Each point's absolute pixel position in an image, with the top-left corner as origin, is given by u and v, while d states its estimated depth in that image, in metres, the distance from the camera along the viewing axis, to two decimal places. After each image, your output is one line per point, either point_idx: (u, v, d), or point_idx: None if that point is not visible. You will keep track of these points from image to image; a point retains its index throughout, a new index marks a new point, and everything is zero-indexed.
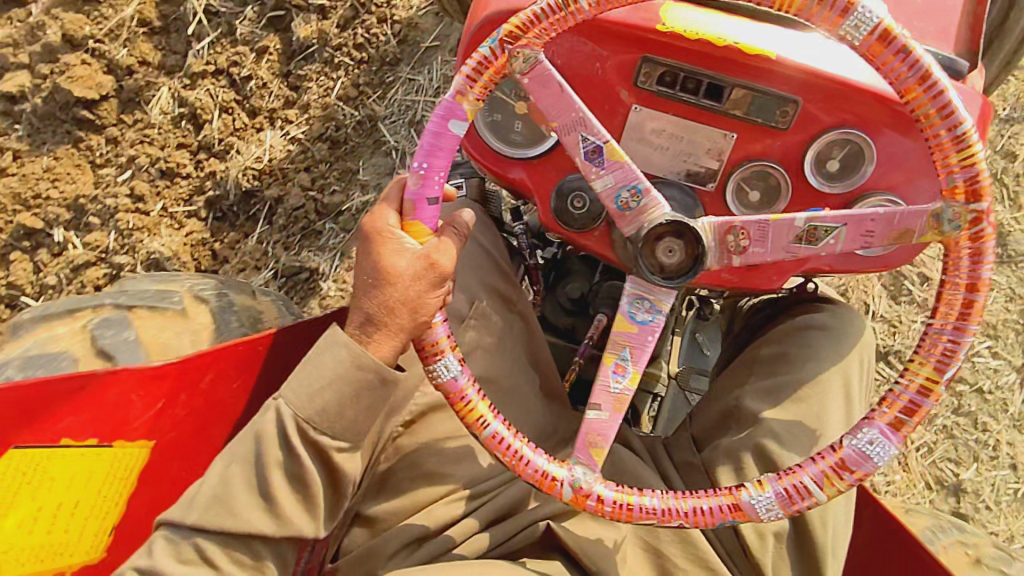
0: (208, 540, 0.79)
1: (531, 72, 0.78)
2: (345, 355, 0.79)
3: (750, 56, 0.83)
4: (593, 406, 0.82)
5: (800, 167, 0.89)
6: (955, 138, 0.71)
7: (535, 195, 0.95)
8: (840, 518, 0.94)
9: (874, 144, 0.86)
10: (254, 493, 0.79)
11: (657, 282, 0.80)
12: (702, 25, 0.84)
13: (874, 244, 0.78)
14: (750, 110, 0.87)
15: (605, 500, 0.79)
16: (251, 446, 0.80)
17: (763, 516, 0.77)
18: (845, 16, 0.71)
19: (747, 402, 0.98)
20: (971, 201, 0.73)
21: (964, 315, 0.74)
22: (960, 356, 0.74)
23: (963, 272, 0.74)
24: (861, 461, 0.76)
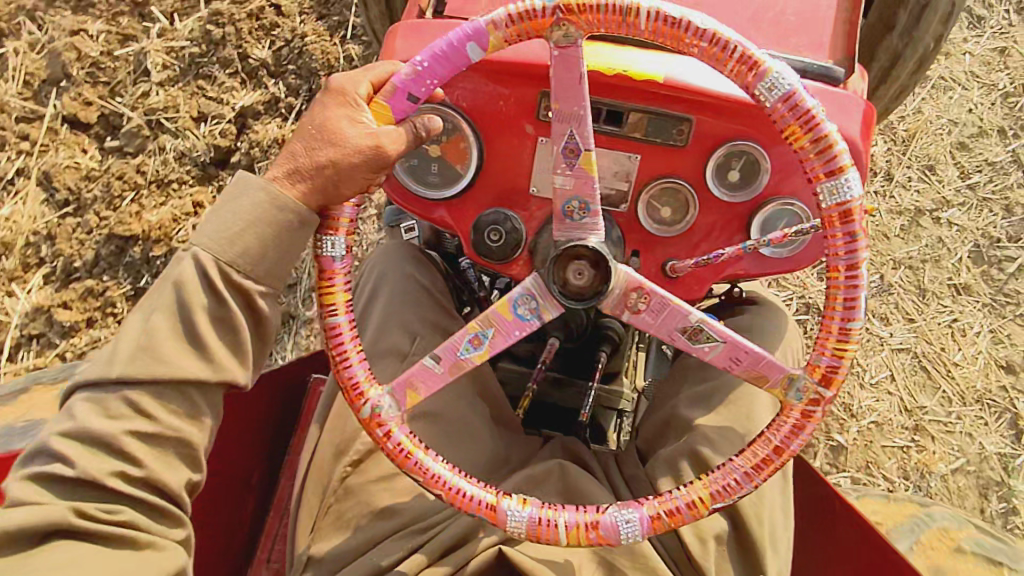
0: (136, 391, 0.76)
1: (564, 49, 0.77)
2: (262, 197, 0.78)
3: (641, 81, 0.87)
4: (433, 356, 0.85)
5: (704, 180, 0.92)
6: (843, 328, 0.78)
7: (459, 232, 0.99)
8: (779, 516, 0.95)
9: (767, 154, 0.90)
10: (179, 338, 0.77)
11: (554, 293, 0.83)
12: (592, 58, 0.88)
13: (733, 370, 0.83)
14: (648, 132, 0.91)
15: (391, 437, 0.85)
16: (171, 293, 0.77)
17: (508, 527, 0.81)
18: (828, 177, 0.75)
19: (681, 410, 1.01)
20: (822, 384, 0.79)
21: (758, 467, 0.81)
22: (736, 497, 0.81)
23: (781, 434, 0.81)
24: (613, 535, 0.81)
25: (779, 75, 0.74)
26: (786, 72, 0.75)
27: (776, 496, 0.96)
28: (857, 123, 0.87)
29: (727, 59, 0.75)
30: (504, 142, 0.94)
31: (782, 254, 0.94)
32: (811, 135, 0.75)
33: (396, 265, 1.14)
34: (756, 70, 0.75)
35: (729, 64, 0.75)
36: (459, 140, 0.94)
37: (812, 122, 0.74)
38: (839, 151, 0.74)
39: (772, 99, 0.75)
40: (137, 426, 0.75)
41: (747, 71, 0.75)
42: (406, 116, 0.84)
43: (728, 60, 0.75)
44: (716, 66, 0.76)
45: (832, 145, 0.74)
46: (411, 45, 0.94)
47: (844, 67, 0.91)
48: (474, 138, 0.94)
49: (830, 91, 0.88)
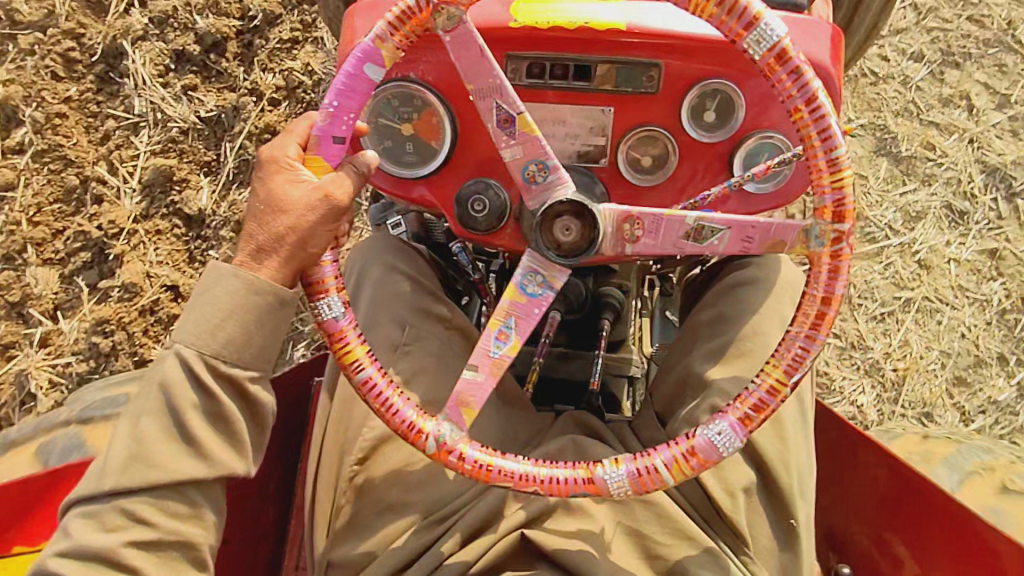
0: (134, 499, 0.78)
1: (453, 31, 0.81)
2: (238, 285, 0.78)
3: (605, 32, 0.86)
4: (470, 366, 0.83)
5: (681, 125, 0.92)
6: (830, 160, 0.76)
7: (442, 208, 0.98)
8: (805, 456, 0.93)
9: (741, 89, 0.89)
10: (174, 440, 0.79)
11: (552, 259, 0.82)
12: (552, 14, 0.87)
13: (752, 250, 0.81)
14: (619, 82, 0.90)
15: (466, 457, 0.80)
16: (158, 396, 0.79)
17: (612, 491, 0.78)
18: (749, 30, 0.75)
19: (695, 367, 1.00)
20: (837, 221, 0.77)
21: (816, 325, 0.78)
22: (807, 364, 0.78)
23: (821, 286, 0.78)
24: (711, 452, 0.78)
25: None
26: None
27: (799, 434, 0.93)
28: (827, 45, 0.86)
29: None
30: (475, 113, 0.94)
31: (764, 192, 0.92)
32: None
33: (374, 254, 1.09)
34: None
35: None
36: (430, 115, 0.93)
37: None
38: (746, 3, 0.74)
39: None
40: (135, 535, 0.77)
41: None
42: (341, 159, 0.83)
43: None
44: None
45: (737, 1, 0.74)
46: (369, 24, 0.92)
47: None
48: (445, 110, 0.93)
49: (795, 18, 0.87)
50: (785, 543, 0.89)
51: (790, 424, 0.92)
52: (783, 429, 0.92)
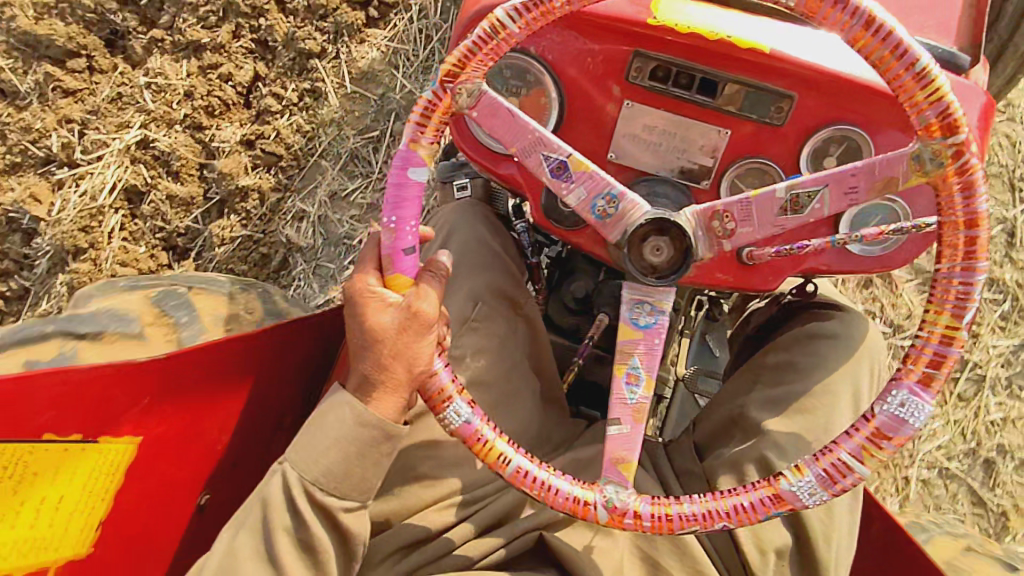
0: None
1: (477, 104, 0.77)
2: (349, 415, 0.78)
3: (743, 50, 0.81)
4: (613, 421, 0.80)
5: (798, 164, 0.86)
6: (917, 76, 0.67)
7: (528, 192, 0.94)
8: (844, 530, 0.90)
9: (872, 140, 0.83)
10: (260, 556, 0.79)
11: (652, 284, 0.78)
12: (692, 19, 0.82)
13: (861, 200, 0.76)
14: (745, 105, 0.84)
15: (644, 515, 0.77)
16: (258, 513, 0.80)
17: (807, 502, 0.75)
18: None
19: (750, 412, 0.96)
20: (949, 135, 0.68)
21: (970, 253, 0.70)
22: (975, 298, 0.70)
23: (959, 210, 0.70)
24: (899, 429, 0.72)
25: None
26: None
27: (847, 516, 0.90)
28: (977, 115, 0.80)
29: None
30: (586, 102, 0.89)
31: (869, 252, 0.88)
32: None
33: (464, 224, 1.10)
34: None
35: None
36: (539, 95, 0.89)
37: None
38: None
39: None
40: None
41: None
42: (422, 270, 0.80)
43: None
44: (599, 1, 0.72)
45: None
46: None
47: (971, 55, 0.83)
48: (557, 94, 0.88)
49: (950, 78, 0.80)
50: None
51: (840, 504, 0.90)
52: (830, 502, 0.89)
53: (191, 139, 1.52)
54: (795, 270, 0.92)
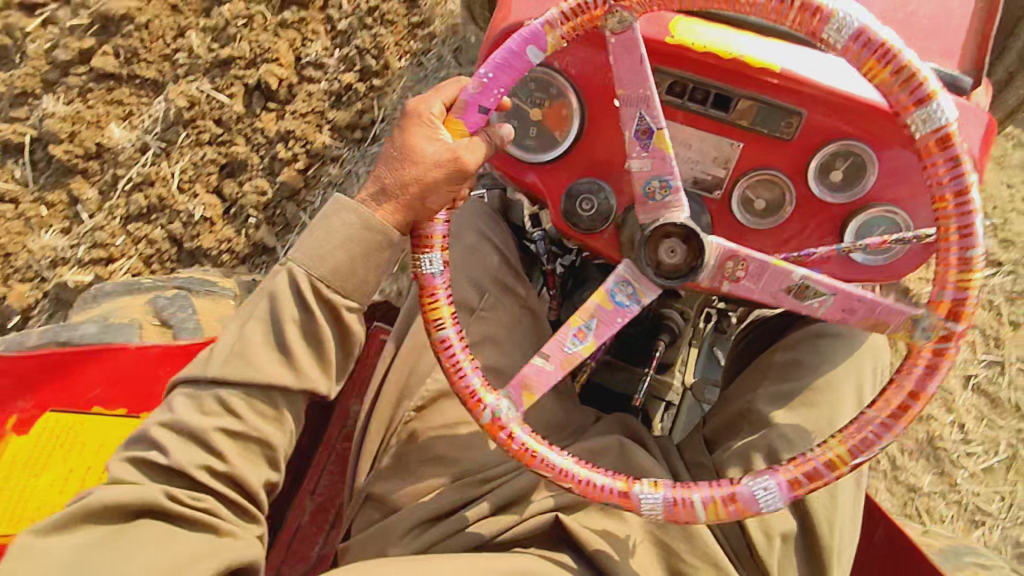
0: (231, 390, 0.85)
1: (621, 34, 0.80)
2: (354, 219, 0.83)
3: (755, 69, 0.86)
4: (541, 354, 0.84)
5: (804, 177, 0.91)
6: (963, 258, 0.72)
7: (548, 197, 1.00)
8: (847, 519, 0.94)
9: (876, 157, 0.88)
10: (270, 346, 0.86)
11: (648, 275, 0.83)
12: (707, 38, 0.87)
13: (849, 321, 0.81)
14: (756, 121, 0.90)
15: (514, 438, 0.82)
16: (266, 305, 0.86)
17: (644, 510, 0.79)
18: (917, 106, 0.72)
19: (759, 405, 1.00)
20: (951, 319, 0.73)
21: (895, 415, 0.75)
22: (874, 452, 0.76)
23: (948, 297, 0.73)
24: (752, 504, 0.77)
25: (845, 13, 0.72)
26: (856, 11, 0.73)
27: (849, 507, 0.95)
28: (979, 135, 0.84)
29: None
30: (606, 113, 0.95)
31: (874, 262, 0.92)
32: (891, 66, 0.72)
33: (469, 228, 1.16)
34: (821, 14, 0.73)
35: (790, 15, 0.74)
36: (561, 106, 0.95)
37: (887, 51, 0.72)
38: (925, 78, 0.71)
39: (843, 38, 0.72)
40: (226, 425, 0.84)
41: (811, 16, 0.73)
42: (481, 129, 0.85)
43: (788, 12, 0.74)
44: (777, 19, 0.75)
45: (916, 74, 0.71)
46: (527, 7, 0.94)
47: (973, 78, 0.88)
48: (579, 107, 0.94)
49: (953, 100, 0.85)
50: None
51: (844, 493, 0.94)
52: (834, 488, 0.93)
53: (212, 168, 1.65)
54: None
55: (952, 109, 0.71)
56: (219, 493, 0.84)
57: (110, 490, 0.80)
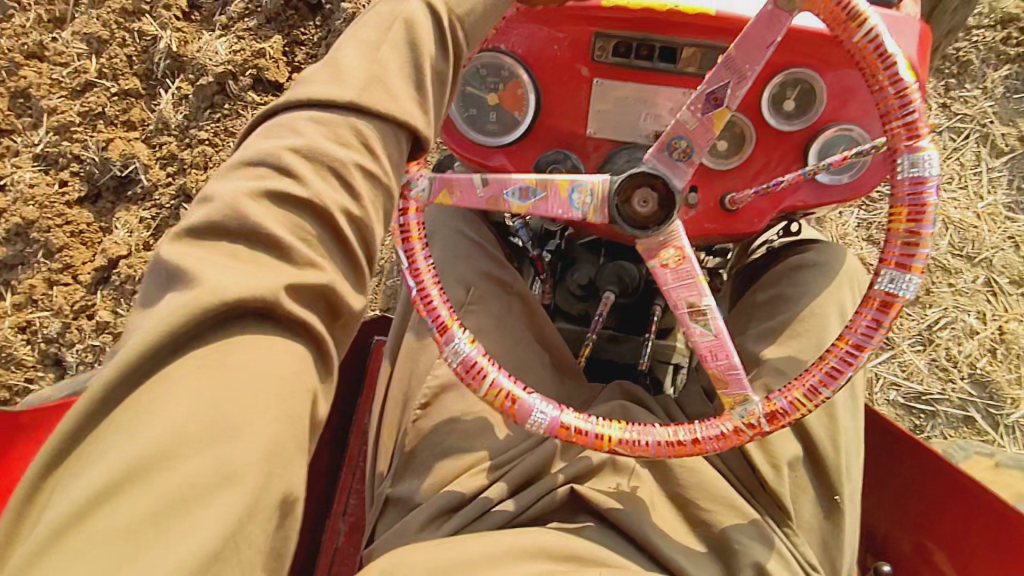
0: (367, 122, 0.66)
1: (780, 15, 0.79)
2: None
3: (694, 16, 0.88)
4: (484, 176, 0.84)
5: (760, 112, 0.94)
6: (812, 391, 0.81)
7: (518, 177, 1.02)
8: (852, 443, 0.96)
9: (822, 80, 0.91)
10: (408, 79, 0.69)
11: (611, 201, 0.83)
12: None
13: (706, 364, 0.86)
14: (702, 66, 0.93)
15: (405, 216, 0.83)
16: (400, 31, 0.70)
17: (447, 352, 0.83)
18: (903, 270, 0.77)
19: (748, 344, 1.01)
20: (768, 421, 0.82)
21: (670, 445, 0.83)
22: (618, 448, 0.83)
23: (790, 394, 0.82)
24: (525, 414, 0.82)
25: (928, 157, 0.77)
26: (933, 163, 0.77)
27: (851, 420, 0.96)
28: (915, 41, 0.88)
29: (887, 79, 0.78)
30: (559, 86, 0.97)
31: (839, 182, 0.95)
32: (913, 219, 0.77)
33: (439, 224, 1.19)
34: (914, 135, 0.77)
35: (893, 123, 0.78)
36: (515, 87, 0.97)
37: (921, 211, 0.77)
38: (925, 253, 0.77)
39: (903, 165, 0.77)
40: (361, 161, 0.65)
41: (906, 128, 0.77)
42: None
43: (894, 114, 0.77)
44: (879, 102, 0.78)
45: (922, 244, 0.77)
46: None
47: None
48: (531, 82, 0.96)
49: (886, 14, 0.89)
50: (828, 520, 0.92)
51: (843, 406, 0.96)
52: (833, 410, 0.95)
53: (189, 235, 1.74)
54: (777, 210, 1.00)
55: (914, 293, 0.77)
56: (340, 256, 0.64)
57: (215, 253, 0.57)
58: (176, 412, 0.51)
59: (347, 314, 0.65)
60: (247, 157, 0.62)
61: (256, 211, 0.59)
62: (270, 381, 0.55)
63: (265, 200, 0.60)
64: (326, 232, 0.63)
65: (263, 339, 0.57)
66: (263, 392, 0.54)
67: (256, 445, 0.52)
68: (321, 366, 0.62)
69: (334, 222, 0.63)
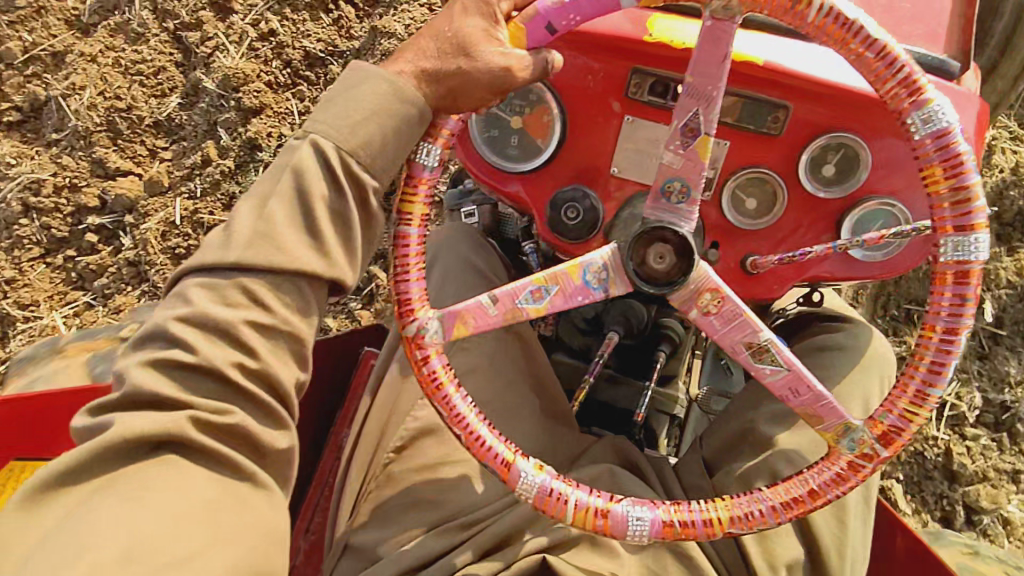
0: (254, 277, 0.67)
1: (718, 27, 0.73)
2: (386, 88, 0.71)
3: (739, 63, 0.83)
4: (492, 296, 0.78)
5: (797, 173, 0.88)
6: (919, 390, 0.72)
7: (532, 207, 0.97)
8: (858, 547, 0.90)
9: (868, 148, 0.84)
10: (299, 223, 0.69)
11: (627, 269, 0.77)
12: (685, 35, 0.85)
13: (790, 402, 0.78)
14: (741, 117, 0.87)
15: (428, 363, 0.79)
16: (289, 178, 0.70)
17: (518, 488, 0.76)
18: (958, 230, 0.68)
19: (760, 427, 0.96)
20: (881, 442, 0.74)
21: (788, 505, 0.76)
22: (744, 528, 0.76)
23: (895, 410, 0.73)
24: (620, 525, 0.74)
25: (939, 106, 0.68)
26: (947, 107, 0.68)
27: (860, 523, 0.90)
28: (974, 119, 0.81)
29: (861, 47, 0.68)
30: (586, 119, 0.92)
31: (873, 259, 0.89)
32: (953, 176, 0.68)
33: (453, 241, 1.14)
34: (916, 93, 0.68)
35: (888, 86, 0.69)
36: (541, 113, 0.92)
37: (958, 165, 0.67)
38: (978, 206, 0.68)
39: (920, 132, 0.68)
40: (255, 316, 0.67)
41: (906, 90, 0.68)
42: (540, 47, 0.74)
43: (889, 79, 0.68)
44: (870, 81, 0.69)
45: (971, 195, 0.67)
46: None
47: (959, 61, 0.86)
48: (559, 111, 0.91)
49: (943, 85, 0.82)
50: None
51: (853, 508, 0.90)
52: (844, 514, 0.88)
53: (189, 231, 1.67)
54: (801, 278, 0.94)
55: (987, 249, 0.68)
56: (246, 403, 0.67)
57: (130, 421, 0.62)
58: (108, 518, 0.57)
59: (271, 451, 0.68)
60: (143, 332, 0.67)
61: (145, 378, 0.63)
62: (185, 501, 0.61)
63: (156, 369, 0.64)
64: (221, 386, 0.66)
65: (185, 463, 0.63)
66: (184, 508, 0.60)
67: (197, 538, 0.59)
68: (248, 484, 0.66)
69: (224, 374, 0.65)
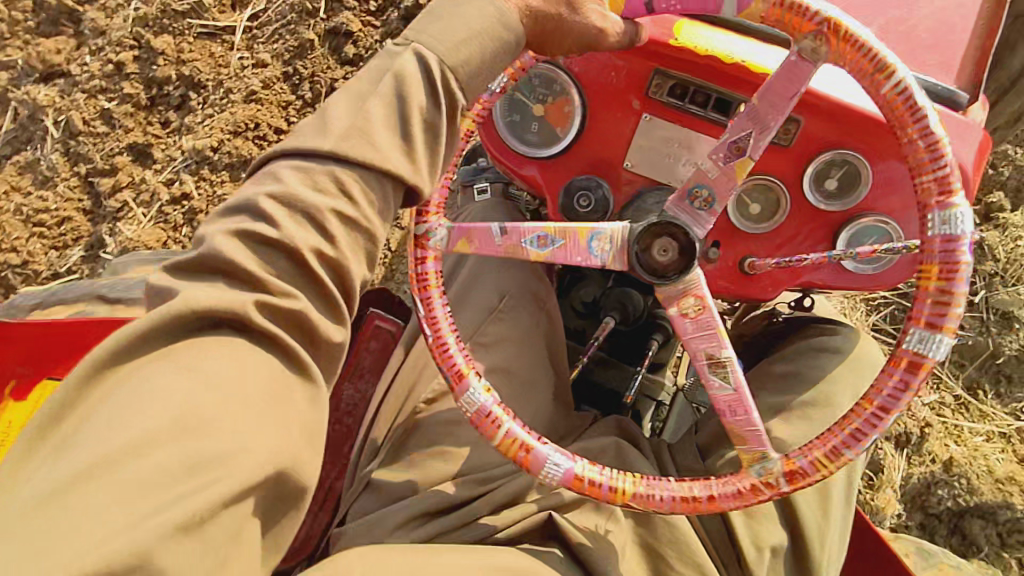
0: (347, 168, 0.65)
1: (800, 60, 0.77)
2: (491, 12, 0.70)
3: (756, 75, 0.87)
4: (503, 224, 0.85)
5: (801, 184, 0.92)
6: (846, 439, 0.77)
7: (546, 191, 1.01)
8: (836, 533, 0.97)
9: (871, 167, 0.89)
10: (394, 128, 0.67)
11: (631, 250, 0.82)
12: (710, 43, 0.88)
13: (725, 417, 0.83)
14: None
15: (424, 263, 0.88)
16: (390, 82, 0.68)
17: (462, 400, 0.84)
18: (948, 282, 0.74)
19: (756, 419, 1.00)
20: (795, 479, 0.79)
21: (691, 499, 0.81)
22: (648, 507, 0.81)
23: (823, 445, 0.78)
24: (538, 464, 0.82)
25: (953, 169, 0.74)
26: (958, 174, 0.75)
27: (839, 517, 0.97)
28: (973, 151, 0.85)
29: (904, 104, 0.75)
30: (606, 112, 0.96)
31: (864, 272, 0.94)
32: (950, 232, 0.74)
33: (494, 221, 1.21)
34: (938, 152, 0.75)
35: (915, 140, 0.75)
36: (563, 103, 0.96)
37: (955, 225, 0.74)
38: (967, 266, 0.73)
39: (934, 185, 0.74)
40: (339, 205, 0.64)
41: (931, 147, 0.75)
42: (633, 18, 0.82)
43: (915, 135, 0.75)
44: (901, 134, 0.76)
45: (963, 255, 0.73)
46: None
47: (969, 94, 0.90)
48: (580, 102, 0.95)
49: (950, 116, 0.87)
50: None
51: (834, 501, 0.96)
52: (828, 506, 0.95)
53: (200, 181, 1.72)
54: (794, 283, 0.99)
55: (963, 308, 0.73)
56: (311, 290, 0.64)
57: (194, 292, 0.59)
58: (156, 397, 0.54)
59: (327, 343, 0.65)
60: (230, 204, 0.65)
61: (228, 246, 0.61)
62: (248, 382, 0.57)
63: (240, 239, 0.62)
64: (296, 268, 0.63)
65: (244, 347, 0.59)
66: (219, 395, 0.55)
67: (229, 432, 0.54)
68: (300, 376, 0.62)
69: (303, 258, 0.62)
